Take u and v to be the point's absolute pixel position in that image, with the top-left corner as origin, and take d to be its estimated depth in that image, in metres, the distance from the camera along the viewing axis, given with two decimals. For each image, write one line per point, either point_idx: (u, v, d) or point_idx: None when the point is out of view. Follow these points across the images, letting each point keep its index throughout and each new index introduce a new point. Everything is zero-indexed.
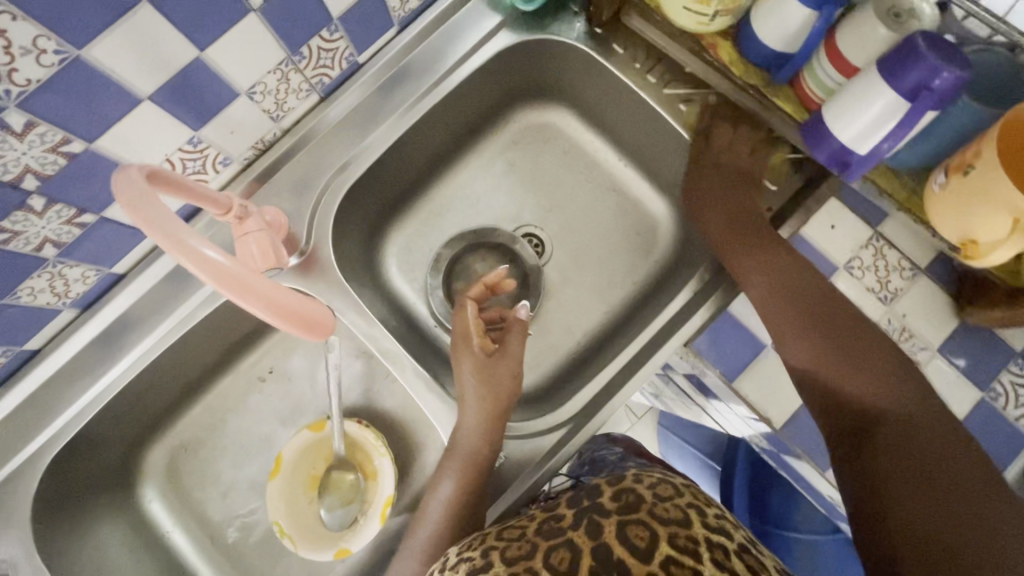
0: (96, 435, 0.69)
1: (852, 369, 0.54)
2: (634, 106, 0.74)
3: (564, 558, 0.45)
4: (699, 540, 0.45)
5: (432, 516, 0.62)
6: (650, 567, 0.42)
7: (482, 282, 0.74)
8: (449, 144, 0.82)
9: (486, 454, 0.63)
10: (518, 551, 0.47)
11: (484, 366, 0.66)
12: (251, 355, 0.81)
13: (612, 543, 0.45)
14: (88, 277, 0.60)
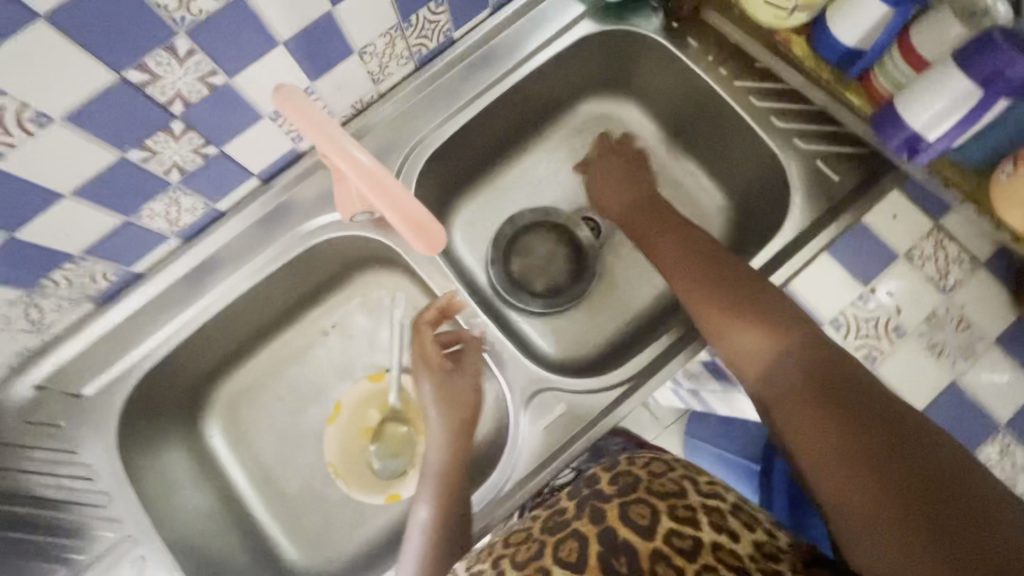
0: (175, 364, 0.73)
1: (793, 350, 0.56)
2: (701, 95, 0.78)
3: (572, 550, 0.46)
4: (698, 508, 0.48)
5: (416, 533, 0.62)
6: (655, 542, 0.45)
7: (433, 303, 0.72)
8: (520, 126, 0.87)
9: (458, 467, 0.66)
10: (527, 553, 0.48)
11: (445, 386, 0.70)
12: (317, 309, 0.85)
13: (617, 528, 0.47)
14: (197, 208, 0.66)
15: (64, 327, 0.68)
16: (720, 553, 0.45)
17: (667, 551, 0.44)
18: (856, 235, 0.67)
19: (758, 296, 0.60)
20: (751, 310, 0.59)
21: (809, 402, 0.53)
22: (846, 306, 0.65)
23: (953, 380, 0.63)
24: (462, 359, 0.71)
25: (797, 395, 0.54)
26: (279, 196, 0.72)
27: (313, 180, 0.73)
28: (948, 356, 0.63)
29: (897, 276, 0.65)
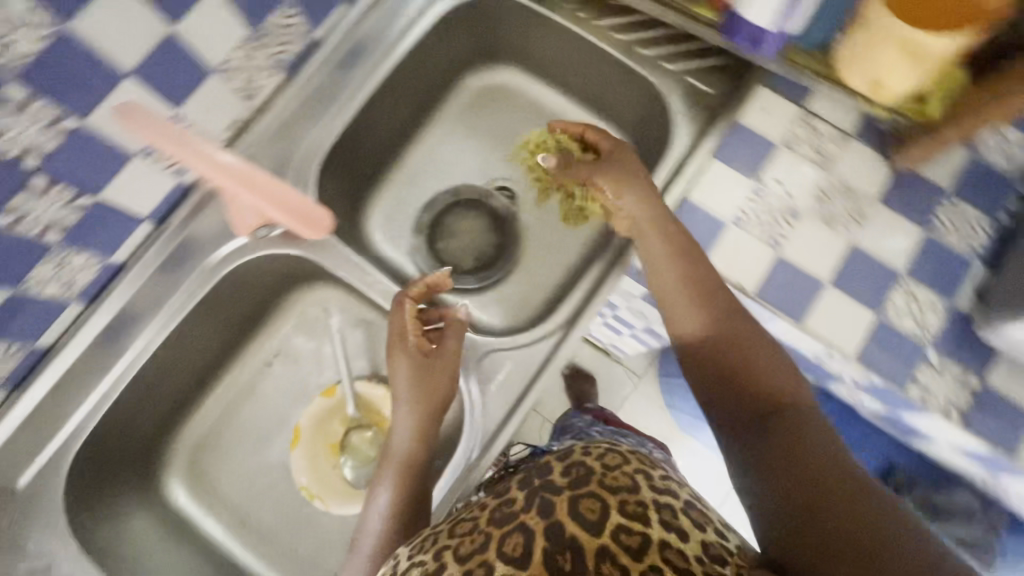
0: (113, 431, 0.71)
1: (746, 382, 0.54)
2: (571, 42, 0.81)
3: (517, 544, 0.45)
4: (648, 504, 0.46)
5: (375, 522, 0.61)
6: (602, 540, 0.43)
7: (421, 281, 0.72)
8: (410, 114, 0.88)
9: (420, 457, 0.65)
10: (471, 544, 0.47)
11: (421, 366, 0.67)
12: (253, 342, 0.84)
13: (564, 523, 0.45)
14: (91, 266, 0.64)
15: None
16: (667, 553, 0.43)
17: (612, 549, 0.43)
18: (736, 136, 0.70)
19: (730, 314, 0.58)
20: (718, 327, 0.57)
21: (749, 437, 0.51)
22: (743, 203, 0.68)
23: (852, 245, 0.67)
24: (442, 344, 0.69)
25: (740, 427, 0.52)
26: (177, 235, 0.70)
27: (209, 212, 0.71)
28: (840, 223, 0.67)
29: (781, 165, 0.69)
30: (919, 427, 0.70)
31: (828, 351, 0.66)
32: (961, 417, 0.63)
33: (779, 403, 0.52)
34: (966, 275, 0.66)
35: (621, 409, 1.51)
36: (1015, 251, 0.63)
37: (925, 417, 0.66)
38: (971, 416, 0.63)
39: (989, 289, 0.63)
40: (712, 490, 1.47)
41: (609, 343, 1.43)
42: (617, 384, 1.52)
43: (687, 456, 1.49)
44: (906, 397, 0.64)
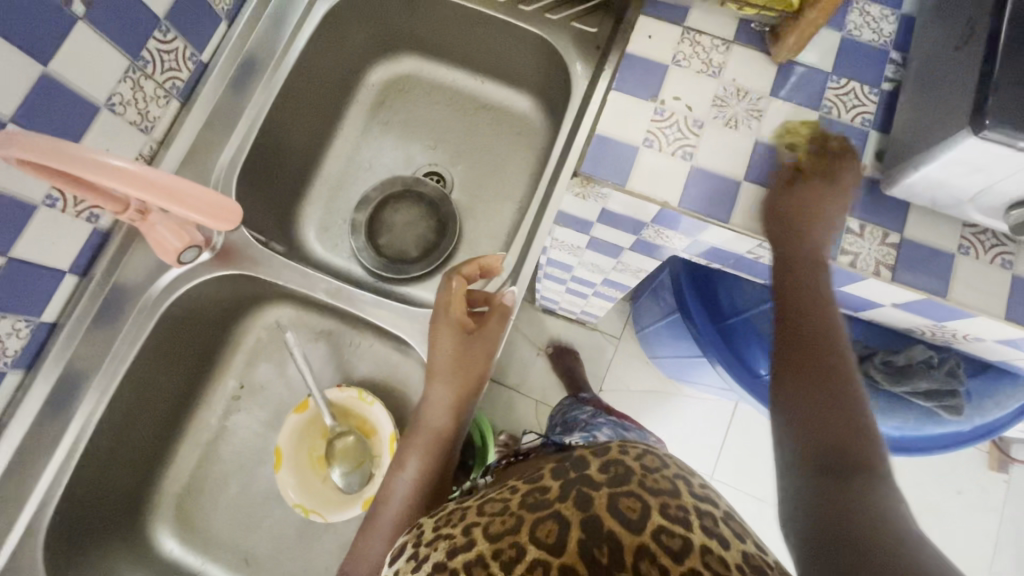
0: (85, 494, 0.68)
1: (829, 412, 0.55)
2: (457, 15, 0.83)
3: (552, 530, 0.39)
4: (690, 509, 0.41)
5: (398, 493, 0.65)
6: (642, 539, 0.38)
7: (476, 260, 0.71)
8: (320, 120, 0.88)
9: (448, 434, 0.68)
10: (502, 525, 0.40)
11: (462, 345, 0.68)
12: (216, 378, 0.82)
13: (601, 515, 0.40)
14: (20, 329, 0.62)
15: None
16: (708, 560, 0.37)
17: (653, 548, 0.38)
18: (629, 66, 0.73)
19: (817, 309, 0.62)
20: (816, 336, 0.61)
21: (814, 471, 0.52)
22: (648, 125, 0.71)
23: (757, 140, 0.70)
24: (485, 324, 0.69)
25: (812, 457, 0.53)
26: (107, 283, 0.69)
27: (134, 253, 0.70)
28: (741, 123, 0.71)
29: (675, 83, 0.72)
30: (861, 296, 0.75)
31: (760, 243, 0.69)
32: (891, 273, 0.67)
33: (847, 407, 0.55)
34: (865, 143, 0.70)
35: (607, 372, 1.53)
36: (899, 110, 0.68)
37: (862, 282, 0.70)
38: (899, 269, 0.67)
39: (886, 150, 0.68)
40: (711, 427, 1.50)
41: (579, 311, 1.45)
42: (598, 349, 1.54)
43: (681, 401, 1.52)
44: (839, 267, 0.68)
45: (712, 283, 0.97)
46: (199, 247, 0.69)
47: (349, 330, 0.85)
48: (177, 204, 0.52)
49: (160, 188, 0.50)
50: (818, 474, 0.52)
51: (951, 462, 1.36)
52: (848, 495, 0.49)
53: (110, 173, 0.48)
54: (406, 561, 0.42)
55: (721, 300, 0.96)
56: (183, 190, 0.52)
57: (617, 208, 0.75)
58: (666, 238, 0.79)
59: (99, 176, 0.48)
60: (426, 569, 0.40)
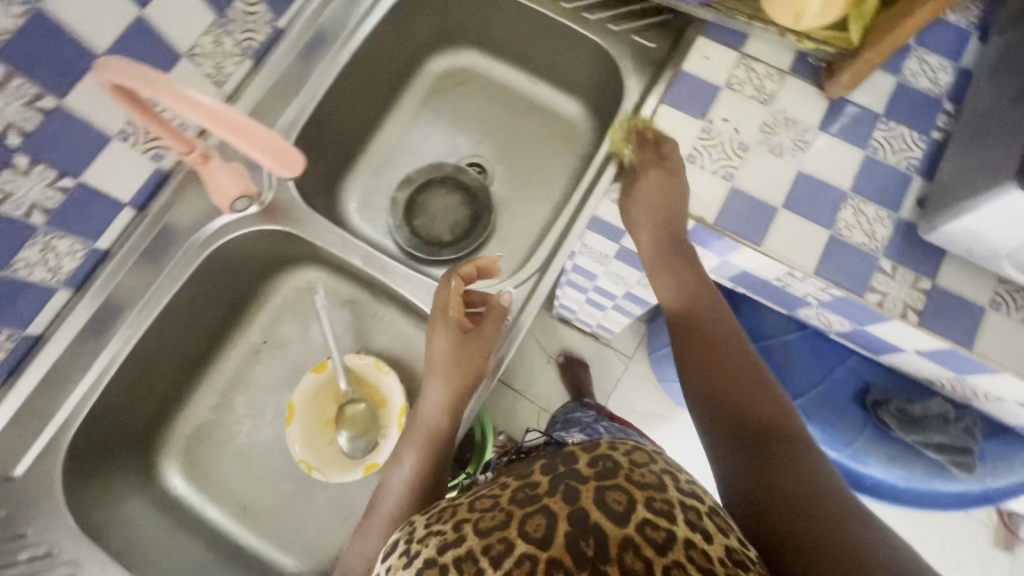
0: (107, 418, 0.71)
1: (741, 395, 0.57)
2: (520, 17, 0.87)
3: (540, 524, 0.40)
4: (675, 503, 0.41)
5: (394, 491, 0.64)
6: (625, 530, 0.39)
7: (473, 262, 0.74)
8: (377, 99, 0.92)
9: (445, 430, 0.67)
10: (491, 521, 0.41)
11: (460, 341, 0.69)
12: (243, 329, 0.85)
13: (589, 509, 0.40)
14: (76, 251, 0.66)
15: None
16: (691, 553, 0.38)
17: (636, 539, 0.38)
18: (681, 84, 0.75)
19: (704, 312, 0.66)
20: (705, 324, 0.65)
21: (740, 448, 0.54)
22: (693, 142, 0.73)
23: (799, 170, 0.71)
24: (481, 324, 0.71)
25: (730, 444, 0.55)
26: (159, 221, 0.72)
27: (188, 198, 0.74)
28: (785, 152, 0.72)
29: (725, 105, 0.74)
30: (884, 338, 0.75)
31: (790, 270, 0.70)
32: (918, 317, 0.67)
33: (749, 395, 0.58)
34: (907, 187, 0.71)
35: (614, 389, 1.53)
36: (945, 159, 0.69)
37: (886, 324, 0.70)
38: (926, 315, 0.67)
39: (927, 196, 0.68)
40: None
41: (595, 324, 1.46)
42: (608, 365, 1.54)
43: (685, 427, 1.51)
44: (866, 304, 0.68)
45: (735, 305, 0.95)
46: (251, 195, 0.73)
47: (373, 302, 0.87)
48: (246, 142, 0.54)
49: (232, 125, 0.52)
50: (747, 456, 0.53)
51: (954, 530, 1.32)
52: (777, 463, 0.51)
53: (189, 105, 0.51)
54: (399, 557, 0.43)
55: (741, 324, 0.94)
56: (254, 131, 0.54)
57: None
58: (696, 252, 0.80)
59: (180, 107, 0.51)
60: (418, 563, 0.41)
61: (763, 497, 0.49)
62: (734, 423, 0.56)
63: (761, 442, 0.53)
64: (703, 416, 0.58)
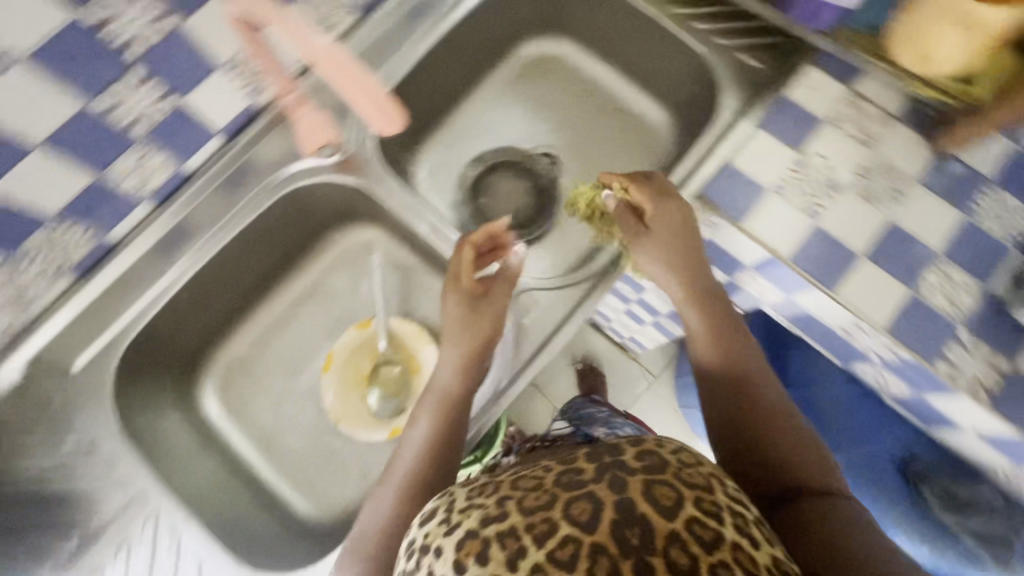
0: (161, 332, 0.74)
1: (768, 425, 0.58)
2: (627, 16, 0.85)
3: (585, 509, 0.36)
4: (725, 506, 0.37)
5: (410, 454, 0.63)
6: (674, 526, 0.34)
7: (482, 228, 0.73)
8: (466, 74, 0.92)
9: (462, 396, 0.67)
10: (536, 500, 0.38)
11: (471, 305, 0.70)
12: (296, 274, 0.87)
13: (637, 500, 0.36)
14: (165, 168, 0.68)
15: (45, 303, 0.68)
16: (740, 557, 0.34)
17: (684, 536, 0.34)
18: (781, 111, 0.72)
19: (731, 346, 0.65)
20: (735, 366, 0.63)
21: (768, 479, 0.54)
22: (783, 173, 0.70)
23: (889, 223, 0.68)
24: (492, 289, 0.72)
25: (757, 500, 0.54)
26: (243, 154, 0.74)
27: (273, 137, 0.76)
28: (879, 201, 0.68)
29: (823, 141, 0.71)
30: (943, 411, 0.71)
31: (856, 321, 0.66)
32: (989, 397, 0.63)
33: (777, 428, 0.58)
34: (1002, 259, 0.67)
35: (633, 406, 1.51)
36: None
37: (953, 397, 0.66)
38: (1000, 397, 0.63)
39: None
40: None
41: (629, 338, 1.44)
42: (632, 380, 1.52)
43: None
44: (934, 373, 0.64)
45: (785, 345, 0.94)
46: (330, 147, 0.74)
47: (424, 271, 0.87)
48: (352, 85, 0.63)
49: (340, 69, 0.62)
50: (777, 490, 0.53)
51: None
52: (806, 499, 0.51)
53: (308, 46, 0.60)
54: (438, 524, 0.40)
55: (789, 366, 0.93)
56: (361, 82, 0.63)
57: (723, 243, 0.74)
58: (758, 282, 0.77)
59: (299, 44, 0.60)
60: (459, 533, 0.38)
61: (804, 540, 0.47)
62: (763, 474, 0.55)
63: (792, 490, 0.53)
64: (723, 450, 0.59)
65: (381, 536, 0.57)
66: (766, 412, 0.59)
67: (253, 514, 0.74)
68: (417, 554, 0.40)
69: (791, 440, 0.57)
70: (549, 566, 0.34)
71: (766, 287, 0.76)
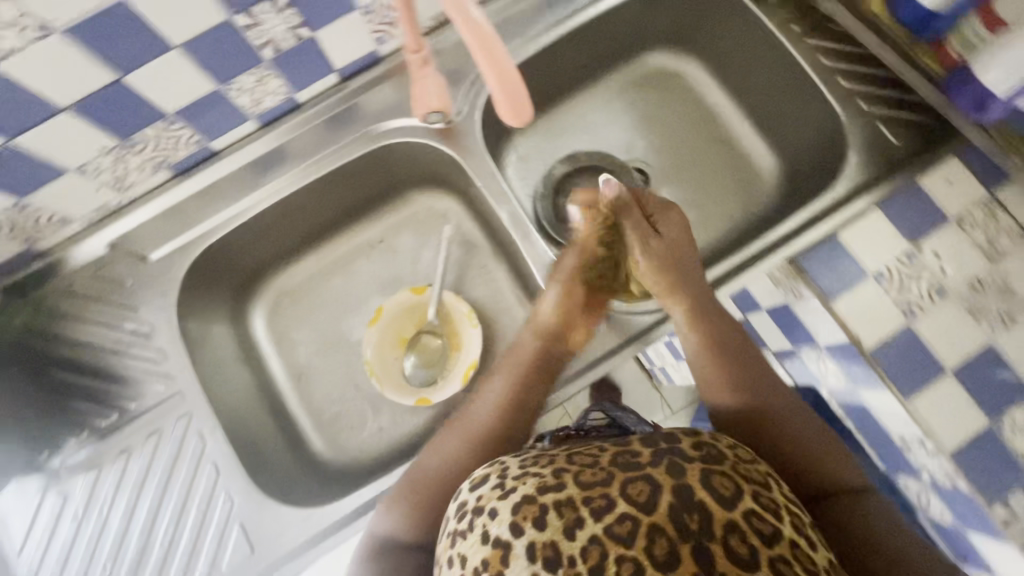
0: (233, 246, 0.76)
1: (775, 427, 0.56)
2: (768, 51, 0.80)
3: (643, 490, 0.42)
4: (781, 504, 0.43)
5: (488, 402, 0.63)
6: (732, 516, 0.40)
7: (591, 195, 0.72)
8: (583, 69, 0.89)
9: (543, 361, 0.67)
10: (592, 476, 0.43)
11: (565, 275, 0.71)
12: (366, 222, 0.87)
13: (694, 488, 0.42)
14: (279, 93, 0.69)
15: (140, 192, 0.71)
16: (796, 553, 0.40)
17: (743, 528, 0.40)
18: (907, 196, 0.67)
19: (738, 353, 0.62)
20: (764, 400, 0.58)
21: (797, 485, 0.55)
22: (890, 261, 0.66)
23: (989, 342, 0.63)
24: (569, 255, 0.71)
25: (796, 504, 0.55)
26: (353, 96, 0.75)
27: (385, 87, 0.76)
28: (986, 318, 0.63)
29: (944, 241, 0.65)
30: (985, 553, 0.66)
31: (920, 438, 0.63)
32: None
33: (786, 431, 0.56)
34: None
35: None
36: None
37: (1000, 542, 0.61)
38: None
39: None
40: None
41: (660, 370, 1.37)
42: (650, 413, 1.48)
43: None
44: (989, 516, 0.60)
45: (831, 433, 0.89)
46: (440, 113, 0.72)
47: (488, 253, 0.87)
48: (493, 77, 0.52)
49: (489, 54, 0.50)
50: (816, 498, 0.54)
51: None
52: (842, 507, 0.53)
53: (470, 28, 0.49)
54: (492, 489, 0.45)
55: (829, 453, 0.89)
56: (506, 73, 0.53)
57: (802, 314, 0.70)
58: (825, 363, 0.72)
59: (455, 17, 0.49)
60: (516, 497, 0.43)
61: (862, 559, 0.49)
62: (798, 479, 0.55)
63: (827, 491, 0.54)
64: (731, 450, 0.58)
65: (440, 477, 0.59)
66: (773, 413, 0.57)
67: (272, 436, 0.76)
68: (470, 515, 0.45)
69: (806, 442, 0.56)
70: (606, 539, 0.40)
71: (832, 371, 0.72)
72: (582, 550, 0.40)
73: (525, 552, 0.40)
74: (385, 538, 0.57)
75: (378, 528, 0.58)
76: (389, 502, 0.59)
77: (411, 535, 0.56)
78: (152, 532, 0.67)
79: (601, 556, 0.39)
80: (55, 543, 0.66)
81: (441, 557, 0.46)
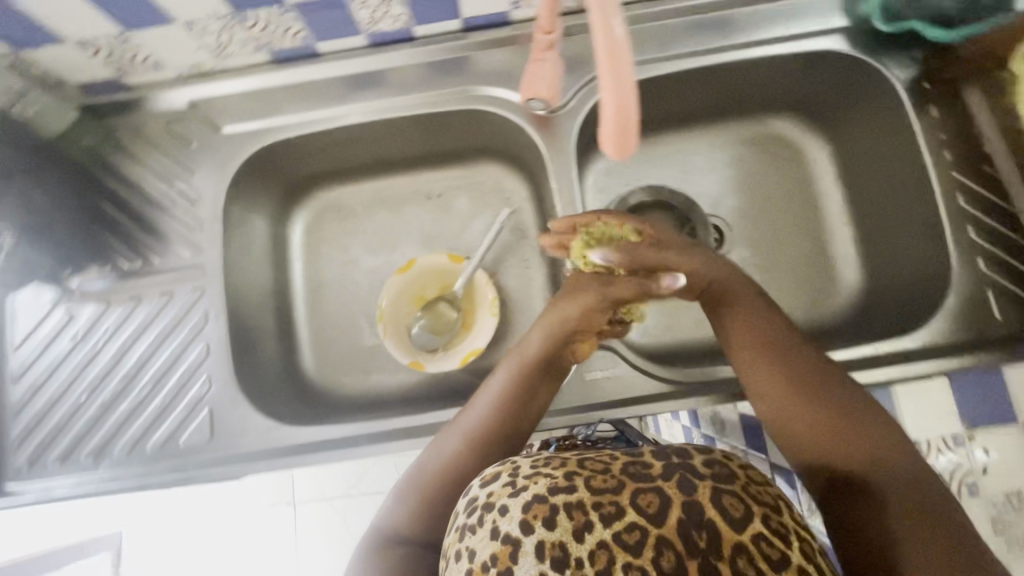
0: (300, 148, 0.76)
1: (821, 418, 0.50)
2: (907, 165, 0.72)
3: (653, 502, 0.40)
4: (791, 529, 0.39)
5: (485, 401, 0.61)
6: (741, 537, 0.38)
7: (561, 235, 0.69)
8: (705, 107, 0.82)
9: (546, 362, 0.64)
10: (602, 482, 0.41)
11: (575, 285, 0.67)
12: (432, 172, 0.84)
13: (705, 506, 0.39)
14: (399, 20, 0.67)
15: (235, 63, 0.71)
16: None
17: (752, 551, 0.37)
18: (985, 381, 0.62)
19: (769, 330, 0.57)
20: (807, 403, 0.51)
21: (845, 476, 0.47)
22: (932, 436, 0.61)
23: None
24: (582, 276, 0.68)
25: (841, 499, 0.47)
26: (468, 49, 0.72)
27: (501, 52, 0.72)
28: None
29: (1005, 441, 0.58)
30: None
31: None
32: None
33: (832, 424, 0.49)
34: None
35: None
36: None
37: None
38: None
39: None
40: None
41: None
42: None
43: None
44: None
45: None
46: (542, 102, 0.69)
47: (535, 250, 0.83)
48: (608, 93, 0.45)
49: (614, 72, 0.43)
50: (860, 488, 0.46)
51: None
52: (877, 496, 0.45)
53: (605, 37, 0.43)
54: (504, 487, 0.44)
55: None
56: (624, 97, 0.45)
57: None
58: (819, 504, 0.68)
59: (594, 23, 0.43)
60: (526, 496, 0.41)
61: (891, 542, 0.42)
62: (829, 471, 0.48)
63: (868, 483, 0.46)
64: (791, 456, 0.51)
65: (438, 476, 0.57)
66: (816, 405, 0.51)
67: (269, 337, 0.78)
68: (480, 511, 0.43)
69: (857, 431, 0.49)
70: (614, 546, 0.38)
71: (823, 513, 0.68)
72: (590, 553, 0.38)
73: (533, 550, 0.39)
74: (394, 535, 0.54)
75: (383, 522, 0.56)
76: (397, 496, 0.57)
77: (417, 533, 0.54)
78: (135, 380, 0.70)
79: (609, 562, 0.38)
80: (49, 353, 0.71)
81: (448, 550, 0.44)
